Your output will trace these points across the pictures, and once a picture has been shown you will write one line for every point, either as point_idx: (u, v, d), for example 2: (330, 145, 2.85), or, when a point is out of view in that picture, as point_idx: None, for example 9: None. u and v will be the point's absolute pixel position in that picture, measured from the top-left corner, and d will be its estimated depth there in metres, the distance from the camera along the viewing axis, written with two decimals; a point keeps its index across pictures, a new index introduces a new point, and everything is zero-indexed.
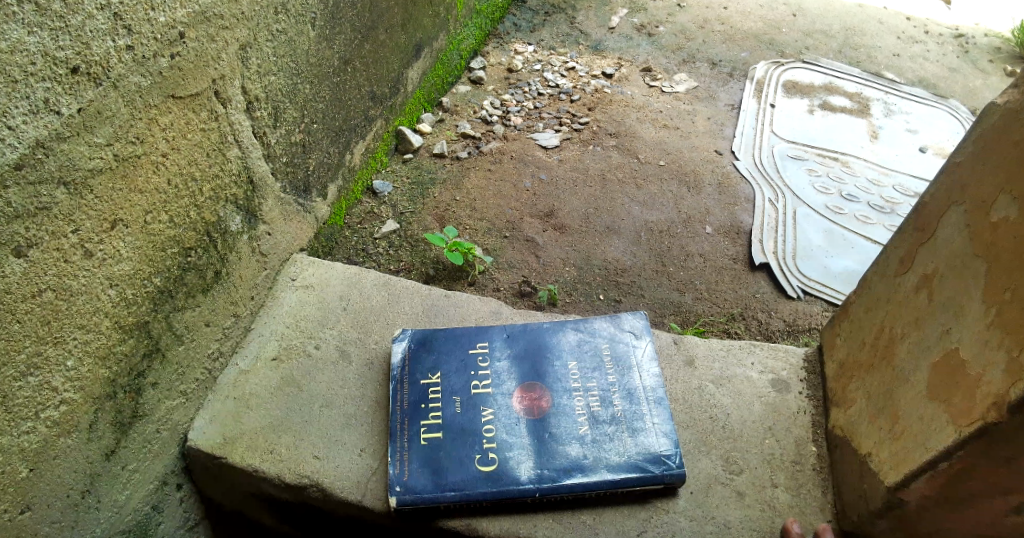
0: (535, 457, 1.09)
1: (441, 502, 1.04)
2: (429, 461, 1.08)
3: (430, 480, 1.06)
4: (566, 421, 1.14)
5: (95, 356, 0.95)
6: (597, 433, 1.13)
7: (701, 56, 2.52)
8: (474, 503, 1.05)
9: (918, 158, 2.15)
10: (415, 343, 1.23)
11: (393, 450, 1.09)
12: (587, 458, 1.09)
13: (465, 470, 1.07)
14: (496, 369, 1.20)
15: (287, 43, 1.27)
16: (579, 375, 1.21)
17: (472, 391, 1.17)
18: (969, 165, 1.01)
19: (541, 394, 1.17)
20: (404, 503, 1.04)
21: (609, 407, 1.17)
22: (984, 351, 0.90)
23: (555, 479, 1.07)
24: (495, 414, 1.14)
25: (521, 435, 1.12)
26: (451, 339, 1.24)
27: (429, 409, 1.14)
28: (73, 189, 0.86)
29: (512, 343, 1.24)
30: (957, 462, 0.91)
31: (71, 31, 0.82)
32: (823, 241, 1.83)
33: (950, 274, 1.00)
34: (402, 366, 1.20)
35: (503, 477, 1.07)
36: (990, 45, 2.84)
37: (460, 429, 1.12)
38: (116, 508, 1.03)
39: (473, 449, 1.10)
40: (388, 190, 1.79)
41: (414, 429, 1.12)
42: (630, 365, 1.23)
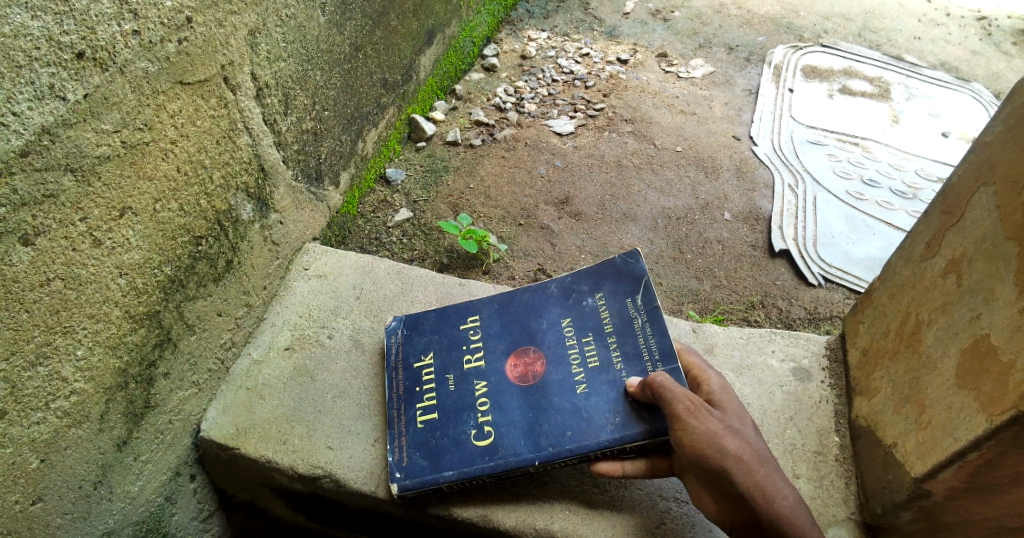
0: (532, 426, 1.05)
1: (441, 482, 1.02)
2: (425, 444, 1.06)
3: (427, 461, 1.04)
4: (564, 383, 1.10)
5: (105, 346, 0.94)
6: (596, 392, 1.07)
7: (717, 41, 2.48)
8: (477, 481, 1.03)
9: (940, 142, 2.10)
10: (405, 328, 1.20)
11: (391, 438, 1.08)
12: (586, 420, 1.04)
13: (463, 448, 1.05)
14: (485, 339, 1.17)
15: (296, 29, 1.25)
16: (573, 335, 1.15)
17: (464, 366, 1.14)
18: (999, 146, 0.98)
19: (534, 358, 1.13)
20: (406, 488, 1.03)
21: (608, 360, 1.11)
22: (1015, 336, 0.87)
23: (554, 446, 1.03)
24: (490, 386, 1.11)
25: (516, 405, 1.08)
26: (439, 318, 1.21)
27: (424, 391, 1.12)
28: (80, 176, 0.84)
29: (501, 311, 1.20)
30: (987, 451, 0.89)
31: (75, 15, 0.80)
32: (844, 226, 1.79)
33: (978, 257, 0.97)
34: (395, 353, 1.18)
35: (500, 449, 1.03)
36: (1014, 27, 2.77)
37: (455, 406, 1.09)
38: (129, 499, 1.02)
39: (469, 424, 1.07)
40: (401, 178, 1.77)
41: (410, 414, 1.10)
42: (627, 311, 1.15)
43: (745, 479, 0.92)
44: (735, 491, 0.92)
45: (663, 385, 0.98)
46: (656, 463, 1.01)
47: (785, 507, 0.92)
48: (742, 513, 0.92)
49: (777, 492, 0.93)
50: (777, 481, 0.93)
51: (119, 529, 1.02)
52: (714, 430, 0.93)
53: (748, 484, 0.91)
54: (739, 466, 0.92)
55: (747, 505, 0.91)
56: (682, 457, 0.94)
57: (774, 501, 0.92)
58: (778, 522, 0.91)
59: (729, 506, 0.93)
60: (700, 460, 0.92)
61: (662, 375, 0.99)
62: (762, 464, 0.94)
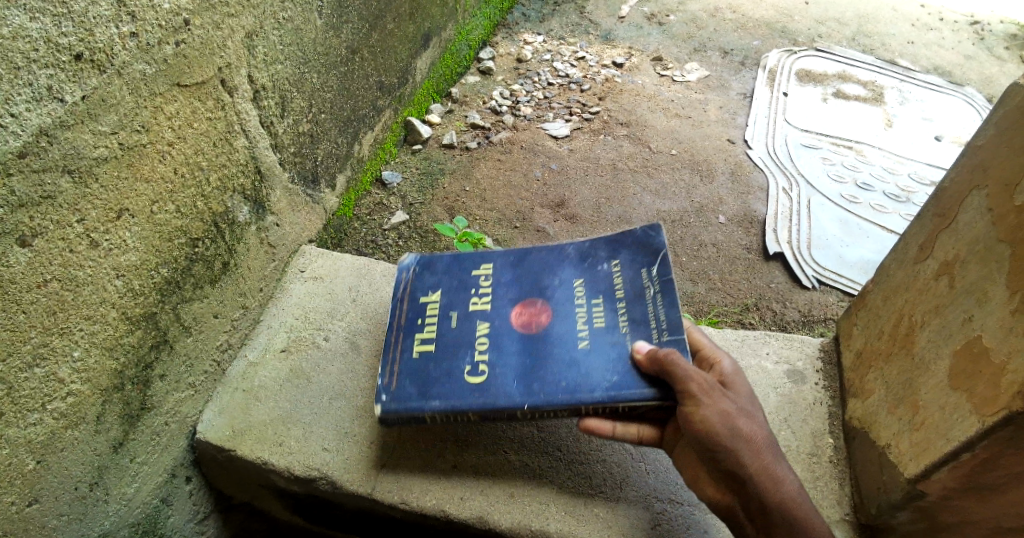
0: (526, 372, 1.05)
1: (425, 412, 1.03)
2: (417, 373, 1.07)
3: (415, 391, 1.05)
4: (566, 337, 1.09)
5: (101, 348, 0.94)
6: (597, 349, 1.06)
7: (712, 45, 2.49)
8: (460, 418, 1.03)
9: (933, 146, 2.12)
10: (417, 265, 1.21)
11: (384, 363, 1.09)
12: (582, 374, 1.03)
13: (453, 382, 1.05)
14: (494, 288, 1.17)
15: (293, 32, 1.26)
16: (584, 294, 1.14)
17: (470, 307, 1.15)
18: (991, 149, 0.99)
19: (540, 310, 1.13)
20: (387, 413, 1.04)
21: (613, 323, 1.09)
22: (1008, 338, 0.88)
23: (545, 394, 1.02)
24: (491, 330, 1.11)
25: (514, 350, 1.08)
26: (452, 261, 1.21)
27: (425, 324, 1.13)
28: (77, 178, 0.85)
29: (515, 264, 1.20)
30: (981, 451, 0.90)
31: (73, 17, 0.81)
32: (838, 230, 1.79)
33: (971, 260, 0.98)
34: (404, 285, 1.19)
35: (490, 389, 1.04)
36: (1006, 31, 2.78)
37: (453, 343, 1.10)
38: (125, 501, 1.03)
39: (464, 361, 1.07)
40: (397, 181, 1.77)
41: (407, 343, 1.11)
42: (643, 279, 1.13)
43: (752, 462, 0.92)
44: (743, 475, 0.92)
45: (674, 362, 0.95)
46: (645, 431, 1.01)
47: (789, 493, 0.92)
48: (746, 498, 0.92)
49: (782, 478, 0.93)
50: (782, 467, 0.94)
51: (115, 531, 1.02)
52: (727, 411, 0.93)
53: (756, 467, 0.92)
54: (748, 448, 0.92)
55: (754, 490, 0.91)
56: (690, 437, 0.93)
57: (778, 487, 0.92)
58: (782, 507, 0.91)
59: (733, 491, 0.93)
60: (711, 441, 0.92)
61: (673, 352, 0.96)
62: (769, 449, 0.94)
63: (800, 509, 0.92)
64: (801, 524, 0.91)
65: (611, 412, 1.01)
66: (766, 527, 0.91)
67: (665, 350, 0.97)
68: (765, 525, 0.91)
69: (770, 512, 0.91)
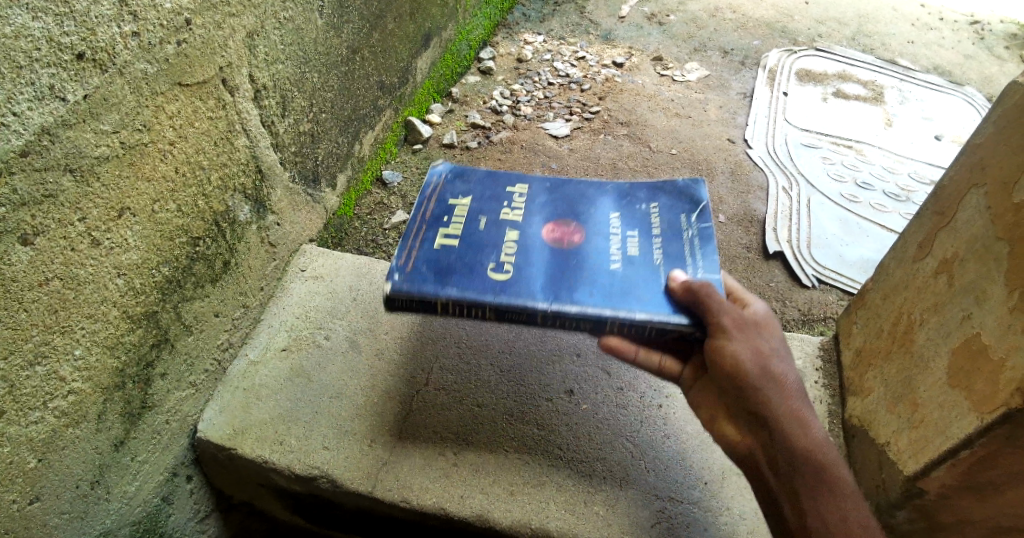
0: (552, 279, 1.03)
1: (438, 297, 0.99)
2: (437, 262, 1.04)
3: (432, 276, 1.02)
4: (596, 257, 1.07)
5: (103, 346, 0.94)
6: (627, 272, 1.04)
7: (712, 45, 2.49)
8: (473, 309, 0.99)
9: (933, 146, 2.12)
10: (451, 175, 1.21)
11: (403, 246, 1.06)
12: (611, 291, 1.01)
13: (474, 276, 1.03)
14: (528, 206, 1.16)
15: (294, 31, 1.26)
16: (619, 225, 1.13)
17: (500, 216, 1.14)
18: (991, 147, 1.00)
19: (573, 231, 1.11)
20: (398, 291, 1.00)
21: (647, 251, 1.07)
22: (1007, 335, 0.88)
23: (569, 302, 0.99)
24: (520, 239, 1.09)
25: (541, 258, 1.06)
26: (488, 178, 1.21)
27: (452, 223, 1.12)
28: (79, 177, 0.85)
29: (551, 191, 1.19)
30: (980, 449, 0.90)
31: (75, 16, 0.81)
32: (838, 229, 1.80)
33: (970, 258, 0.99)
34: (434, 190, 1.18)
35: (512, 286, 1.01)
36: (1006, 31, 2.79)
37: (478, 243, 1.08)
38: (126, 499, 1.03)
39: (488, 259, 1.05)
40: (398, 180, 1.78)
41: (431, 235, 1.09)
42: (682, 221, 1.12)
43: (780, 404, 0.91)
44: (769, 416, 0.90)
45: (708, 293, 0.94)
46: (668, 364, 1.00)
47: (815, 440, 0.89)
48: (769, 441, 0.90)
49: (810, 424, 0.91)
50: (811, 414, 0.91)
51: (116, 529, 1.02)
52: (758, 350, 0.92)
53: (782, 410, 0.90)
54: (776, 389, 0.91)
55: (778, 433, 0.89)
56: (718, 372, 0.92)
57: (806, 433, 0.89)
58: (807, 454, 0.88)
59: (756, 434, 0.91)
60: (740, 377, 0.91)
61: (709, 284, 0.96)
62: (798, 395, 0.92)
63: (825, 457, 0.89)
64: (824, 473, 0.88)
65: (637, 337, 0.99)
66: (788, 475, 0.89)
67: (700, 282, 0.96)
68: (787, 470, 0.89)
69: (794, 458, 0.88)
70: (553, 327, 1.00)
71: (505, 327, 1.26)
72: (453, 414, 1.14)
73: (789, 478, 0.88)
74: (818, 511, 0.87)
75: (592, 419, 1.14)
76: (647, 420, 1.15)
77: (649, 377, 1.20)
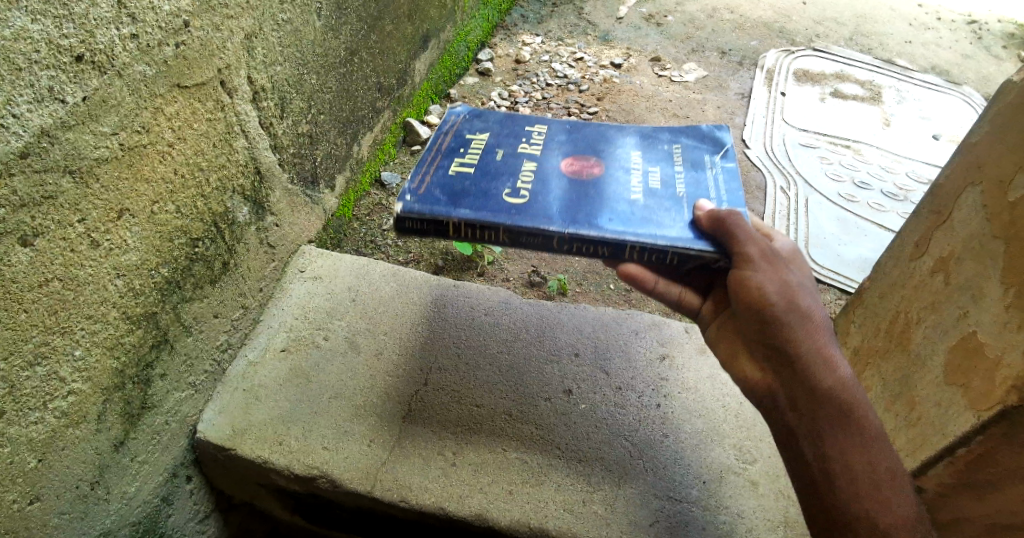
0: (569, 205, 1.01)
1: (449, 217, 0.99)
2: (451, 187, 1.03)
3: (444, 199, 1.01)
4: (615, 188, 1.05)
5: (102, 347, 0.95)
6: (649, 203, 1.02)
7: (710, 45, 2.50)
8: (486, 231, 0.98)
9: (930, 145, 2.12)
10: (468, 114, 1.20)
11: (416, 172, 1.06)
12: (632, 217, 0.99)
13: (489, 199, 1.01)
14: (546, 143, 1.14)
15: (293, 33, 1.26)
16: (641, 162, 1.11)
17: (518, 149, 1.13)
18: (986, 144, 1.01)
19: (593, 164, 1.10)
20: (409, 211, 0.99)
21: (669, 186, 1.06)
22: (1003, 333, 0.89)
23: (587, 225, 0.98)
24: (538, 169, 1.08)
25: (560, 187, 1.05)
26: (506, 117, 1.21)
27: (468, 154, 1.11)
28: (78, 178, 0.85)
29: (571, 131, 1.18)
30: (977, 447, 0.90)
31: (74, 18, 0.82)
32: (836, 229, 1.80)
33: (966, 256, 0.99)
34: (451, 125, 1.18)
35: (528, 209, 1.00)
36: (1004, 31, 2.79)
37: (494, 172, 1.07)
38: (126, 499, 1.03)
39: (505, 186, 1.04)
40: (396, 181, 1.79)
41: (446, 164, 1.08)
42: (706, 162, 1.11)
43: (806, 341, 0.85)
44: (792, 352, 0.85)
45: (736, 223, 0.91)
46: (688, 296, 1.00)
47: (842, 381, 0.83)
48: (792, 380, 0.85)
49: (837, 363, 0.85)
50: (839, 354, 0.86)
51: (116, 529, 1.02)
52: (786, 282, 0.87)
53: (808, 345, 0.84)
54: (802, 324, 0.85)
55: (801, 369, 0.84)
56: (739, 304, 0.88)
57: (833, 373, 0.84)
58: (831, 393, 0.83)
59: (778, 371, 0.86)
60: (762, 309, 0.86)
61: (737, 214, 0.92)
62: (827, 332, 0.86)
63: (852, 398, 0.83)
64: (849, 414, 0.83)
65: (658, 265, 0.97)
66: (810, 416, 0.84)
67: (729, 211, 0.93)
68: (811, 411, 0.83)
69: (817, 397, 0.83)
70: (569, 252, 0.99)
71: (504, 327, 1.27)
72: (452, 414, 1.15)
73: (811, 419, 0.83)
74: (843, 455, 0.82)
75: (592, 419, 1.15)
76: (646, 420, 1.15)
77: (648, 377, 1.21)
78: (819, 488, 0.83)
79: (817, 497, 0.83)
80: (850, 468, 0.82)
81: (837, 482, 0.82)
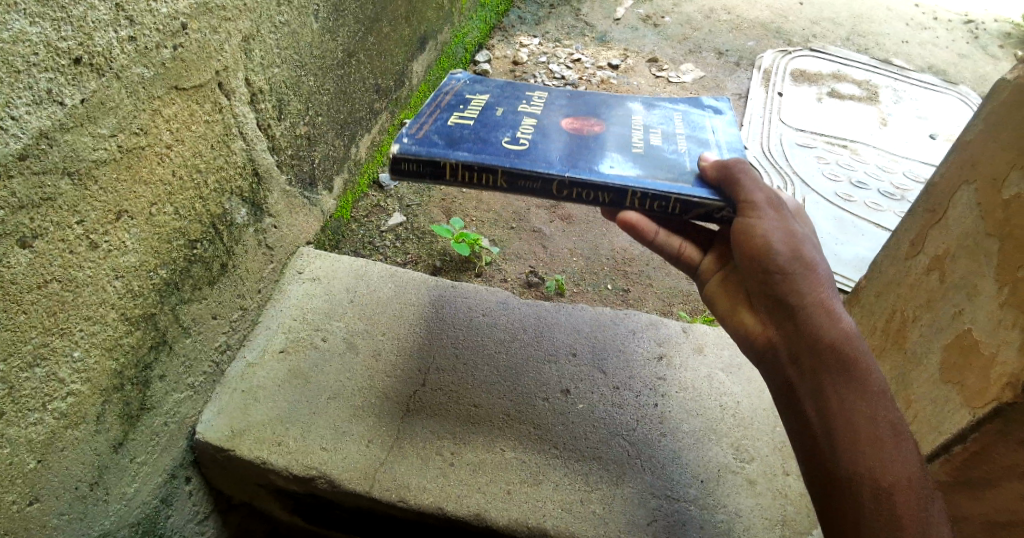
0: (569, 154, 1.02)
1: (447, 159, 0.99)
2: (449, 135, 1.04)
3: (443, 143, 1.02)
4: (616, 142, 1.06)
5: (101, 348, 0.95)
6: (649, 155, 1.03)
7: (707, 46, 2.51)
8: (483, 173, 0.99)
9: (927, 144, 2.13)
10: (469, 79, 1.22)
11: (414, 123, 1.07)
12: (634, 167, 1.00)
13: (487, 146, 1.02)
14: (548, 103, 1.16)
15: (290, 35, 1.27)
16: (642, 122, 1.13)
17: (519, 107, 1.14)
18: (980, 143, 1.02)
19: (593, 122, 1.11)
20: (405, 152, 1.00)
21: (671, 143, 1.07)
22: (997, 330, 0.90)
23: (586, 170, 0.98)
24: (538, 123, 1.09)
25: (560, 139, 1.06)
26: (507, 81, 1.23)
27: (469, 110, 1.12)
28: (77, 180, 0.86)
29: (573, 95, 1.20)
30: (972, 444, 0.91)
31: (73, 21, 0.82)
32: (833, 228, 1.81)
33: (961, 254, 1.01)
34: (452, 87, 1.20)
35: (527, 156, 1.00)
36: (1001, 30, 2.80)
37: (494, 124, 1.08)
38: (125, 500, 1.04)
39: (504, 136, 1.05)
40: (394, 183, 1.80)
41: (445, 117, 1.09)
42: (707, 126, 1.12)
43: (809, 291, 0.82)
44: (795, 301, 0.82)
45: (745, 176, 0.92)
46: (688, 250, 0.97)
47: (846, 333, 0.80)
48: (793, 330, 0.82)
49: (841, 318, 0.82)
50: (843, 310, 0.82)
51: (115, 530, 1.03)
52: (791, 234, 0.85)
53: (812, 296, 0.82)
54: (807, 275, 0.83)
55: (804, 320, 0.81)
56: (743, 252, 0.86)
57: (836, 325, 0.80)
58: (833, 346, 0.80)
59: (780, 323, 0.83)
60: (767, 256, 0.84)
61: (745, 167, 0.93)
62: (832, 286, 0.83)
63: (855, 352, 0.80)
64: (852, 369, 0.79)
65: (660, 215, 0.98)
66: (811, 369, 0.80)
67: (737, 161, 0.95)
68: (811, 363, 0.80)
69: (820, 350, 0.80)
70: (567, 198, 0.99)
71: (502, 327, 1.27)
72: (451, 414, 1.15)
73: (811, 373, 0.80)
74: (844, 411, 0.78)
75: (589, 419, 1.15)
76: (643, 420, 1.15)
77: (645, 377, 1.21)
78: (819, 447, 0.79)
79: (817, 456, 0.79)
80: (852, 425, 0.78)
81: (838, 439, 0.78)
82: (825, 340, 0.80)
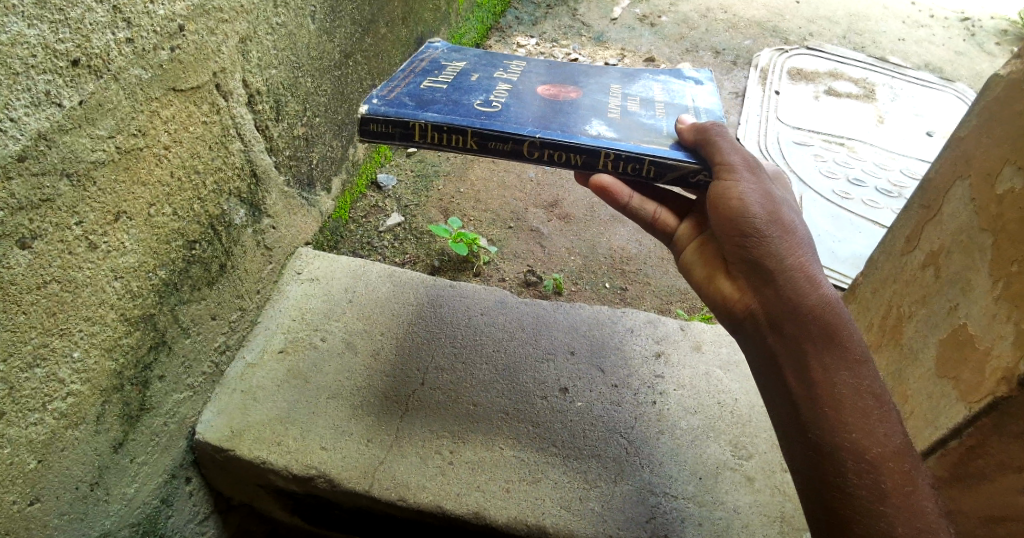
0: (541, 116, 1.04)
1: (416, 119, 1.00)
2: (420, 98, 1.06)
3: (413, 105, 1.03)
4: (590, 107, 1.09)
5: (101, 349, 0.95)
6: (625, 120, 1.05)
7: (704, 45, 2.51)
8: (453, 133, 1.00)
9: (924, 142, 2.14)
10: (447, 52, 1.28)
11: (387, 88, 1.09)
12: (609, 130, 1.02)
13: (458, 107, 1.04)
14: (521, 76, 1.18)
15: (287, 36, 1.27)
16: (619, 92, 1.16)
17: (494, 77, 1.17)
18: (974, 139, 1.04)
19: (568, 90, 1.14)
20: (374, 113, 1.00)
21: (646, 110, 1.09)
22: (992, 325, 0.91)
23: (559, 130, 1.00)
24: (511, 90, 1.12)
25: (534, 103, 1.08)
26: (484, 55, 1.27)
27: (443, 78, 1.15)
28: (76, 181, 0.86)
29: (548, 70, 1.22)
30: (968, 439, 0.91)
31: (71, 23, 0.82)
32: (830, 225, 1.81)
33: (955, 249, 1.02)
34: (429, 62, 1.23)
35: (498, 116, 1.02)
36: (997, 27, 2.81)
37: (467, 89, 1.10)
38: (126, 500, 1.04)
39: (476, 99, 1.07)
40: (392, 183, 1.81)
41: (417, 83, 1.12)
42: (683, 96, 1.15)
43: (787, 255, 0.81)
44: (773, 265, 0.81)
45: (722, 141, 0.92)
46: (663, 216, 0.98)
47: (825, 297, 0.80)
48: (771, 295, 0.81)
49: (820, 283, 0.81)
50: (822, 274, 0.82)
51: (116, 530, 1.03)
52: (768, 197, 0.85)
53: (789, 261, 0.81)
54: (784, 238, 0.82)
55: (782, 284, 0.80)
56: (721, 215, 0.85)
57: (816, 289, 0.80)
58: (813, 310, 0.79)
59: (757, 288, 0.82)
60: (744, 218, 0.83)
61: (723, 131, 0.94)
62: (809, 249, 0.83)
63: (835, 317, 0.80)
64: (832, 334, 0.79)
65: (633, 178, 0.99)
66: (791, 335, 0.80)
67: (713, 125, 0.95)
68: (791, 329, 0.80)
69: (799, 314, 0.79)
70: (538, 159, 1.00)
71: (500, 327, 1.28)
72: (450, 414, 1.15)
73: (792, 338, 0.80)
74: (827, 379, 0.78)
75: (586, 416, 1.16)
76: (640, 417, 1.16)
77: (643, 375, 1.22)
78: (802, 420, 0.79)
79: (800, 430, 0.79)
80: (834, 392, 0.78)
81: (821, 410, 0.78)
82: (804, 304, 0.80)
